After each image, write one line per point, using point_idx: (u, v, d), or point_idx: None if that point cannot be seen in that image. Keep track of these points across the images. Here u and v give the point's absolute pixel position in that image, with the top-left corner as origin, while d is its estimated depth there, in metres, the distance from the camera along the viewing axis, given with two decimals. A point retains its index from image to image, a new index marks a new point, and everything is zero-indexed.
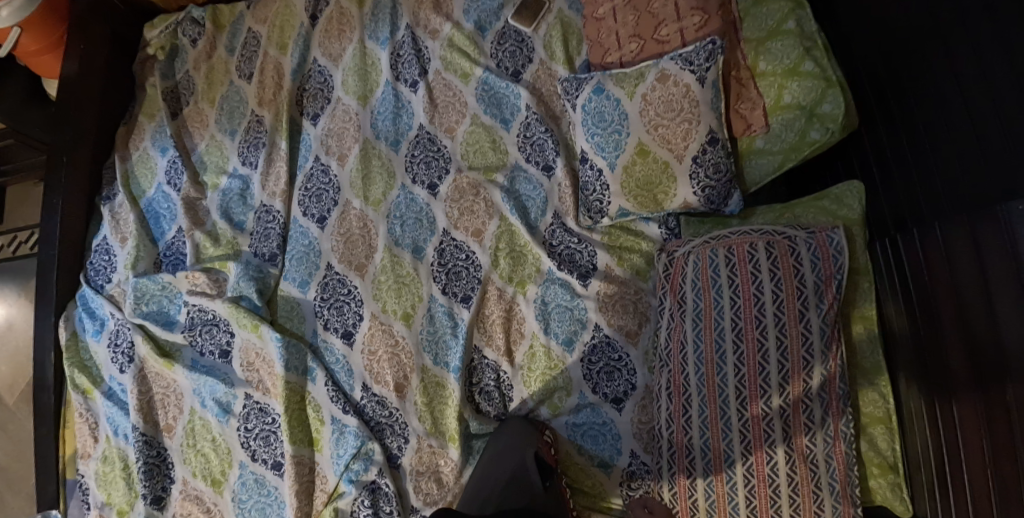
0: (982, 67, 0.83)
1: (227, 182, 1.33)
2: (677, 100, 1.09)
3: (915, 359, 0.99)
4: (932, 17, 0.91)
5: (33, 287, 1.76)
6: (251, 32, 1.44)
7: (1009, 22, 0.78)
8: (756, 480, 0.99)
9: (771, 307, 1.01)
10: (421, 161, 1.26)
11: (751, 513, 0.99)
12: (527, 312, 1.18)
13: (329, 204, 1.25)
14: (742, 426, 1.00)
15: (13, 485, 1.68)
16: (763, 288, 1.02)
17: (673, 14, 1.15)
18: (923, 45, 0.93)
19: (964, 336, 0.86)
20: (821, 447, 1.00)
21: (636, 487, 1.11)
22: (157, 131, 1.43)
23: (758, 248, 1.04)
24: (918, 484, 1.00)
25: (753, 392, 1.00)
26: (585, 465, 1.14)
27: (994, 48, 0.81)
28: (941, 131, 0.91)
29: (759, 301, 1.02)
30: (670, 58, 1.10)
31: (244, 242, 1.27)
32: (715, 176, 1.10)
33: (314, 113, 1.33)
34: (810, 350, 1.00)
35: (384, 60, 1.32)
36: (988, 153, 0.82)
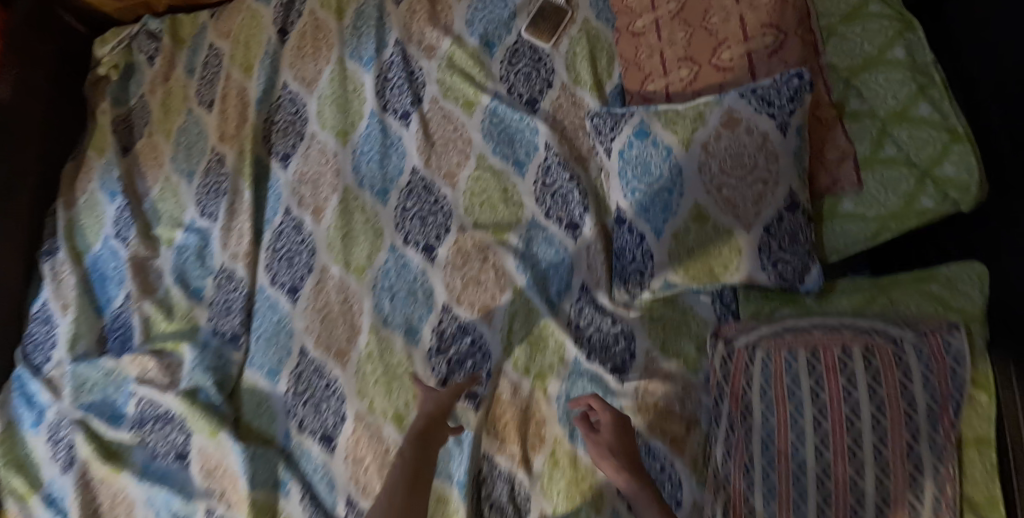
0: None
1: (183, 237, 1.10)
2: (746, 153, 0.84)
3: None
4: None
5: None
6: (213, 48, 1.19)
7: None
8: None
9: (870, 435, 0.76)
10: (416, 218, 1.00)
11: None
12: (549, 413, 0.93)
13: (302, 270, 1.01)
14: None
15: None
16: (859, 409, 0.78)
17: (737, 33, 0.89)
18: None
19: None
20: None
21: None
22: (105, 170, 1.20)
23: (853, 355, 0.81)
24: None
25: None
26: None
27: None
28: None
29: (854, 426, 0.77)
30: (741, 94, 0.84)
31: (202, 315, 1.04)
32: (793, 250, 0.84)
33: (285, 153, 1.08)
34: (921, 494, 0.73)
35: (368, 86, 1.07)
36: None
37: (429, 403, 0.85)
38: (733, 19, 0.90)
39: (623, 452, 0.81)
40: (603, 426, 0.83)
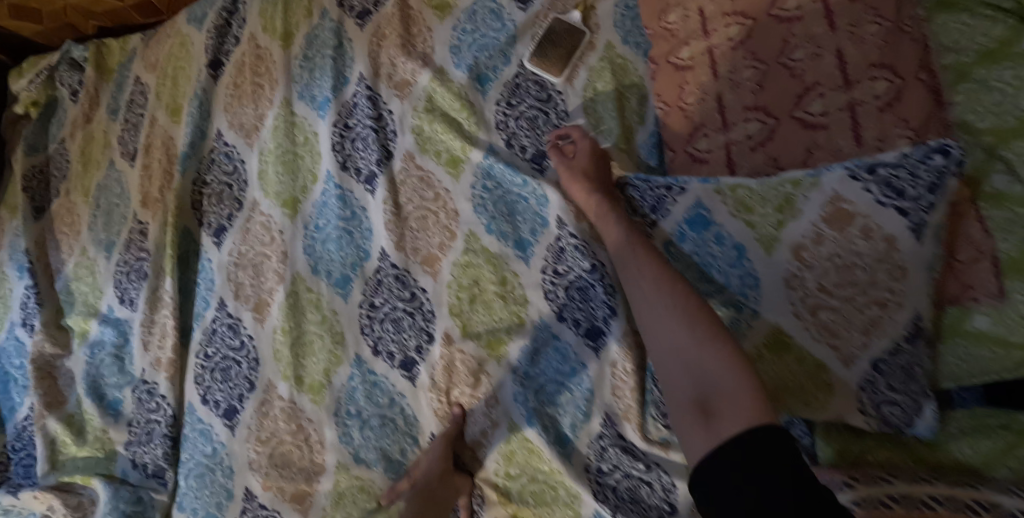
0: None
1: (99, 331, 0.86)
2: (858, 263, 0.57)
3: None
4: None
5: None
6: (138, 84, 0.95)
7: None
8: None
9: None
10: (371, 322, 0.77)
11: None
12: None
13: (241, 387, 0.78)
14: None
15: None
16: None
17: (831, 75, 0.64)
18: None
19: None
20: None
21: None
22: (13, 237, 0.96)
23: None
24: None
25: None
26: None
27: None
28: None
29: None
30: (851, 172, 0.57)
31: (119, 439, 0.81)
32: (906, 390, 0.58)
33: (218, 226, 0.83)
34: None
35: (323, 137, 0.82)
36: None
37: (435, 448, 0.73)
38: (827, 54, 0.64)
39: (579, 180, 0.70)
40: (572, 152, 0.73)
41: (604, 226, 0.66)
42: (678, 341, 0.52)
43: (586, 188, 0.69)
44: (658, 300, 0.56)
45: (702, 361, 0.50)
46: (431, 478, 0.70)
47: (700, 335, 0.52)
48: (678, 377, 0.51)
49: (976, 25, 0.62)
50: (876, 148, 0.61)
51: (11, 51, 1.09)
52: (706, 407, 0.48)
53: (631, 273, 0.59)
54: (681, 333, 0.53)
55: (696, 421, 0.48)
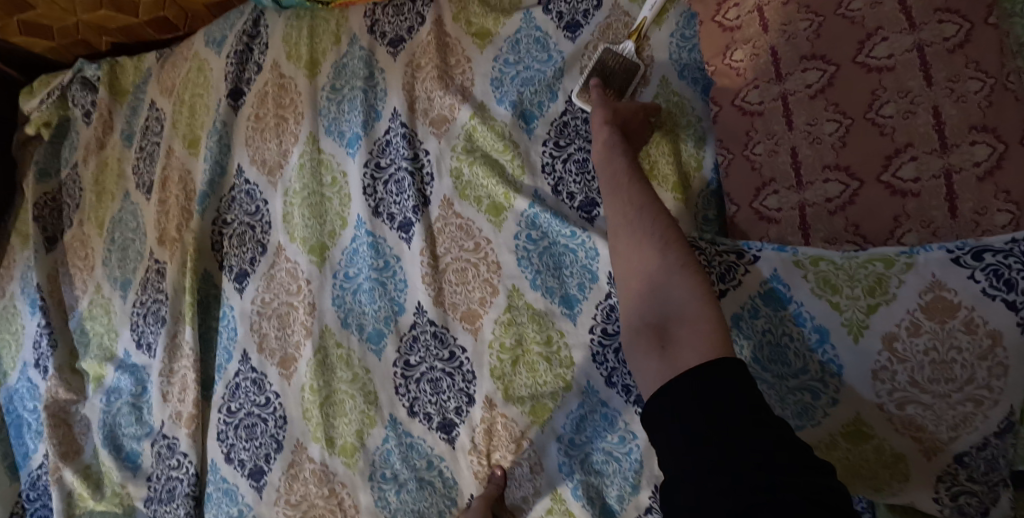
0: None
1: (115, 378, 0.82)
2: (958, 359, 0.51)
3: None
4: None
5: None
6: (154, 109, 0.89)
7: None
8: None
9: None
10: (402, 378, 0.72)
11: None
12: None
13: (268, 446, 0.73)
14: None
15: None
16: None
17: (925, 136, 0.57)
18: None
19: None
20: None
21: None
22: (25, 271, 0.91)
23: None
24: None
25: None
26: None
27: None
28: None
29: None
30: (953, 255, 0.52)
31: (138, 495, 0.77)
32: (987, 482, 0.53)
33: (241, 270, 0.78)
34: None
35: (353, 179, 0.76)
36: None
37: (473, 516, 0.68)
38: (922, 113, 0.57)
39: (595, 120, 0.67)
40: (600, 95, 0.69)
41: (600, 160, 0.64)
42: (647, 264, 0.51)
43: (598, 125, 0.66)
44: (637, 224, 0.54)
45: (667, 285, 0.49)
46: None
47: (671, 261, 0.49)
48: (642, 302, 0.50)
49: None
50: (973, 222, 0.55)
51: (18, 65, 1.03)
52: (664, 333, 0.47)
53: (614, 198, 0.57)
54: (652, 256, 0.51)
55: (655, 350, 0.47)
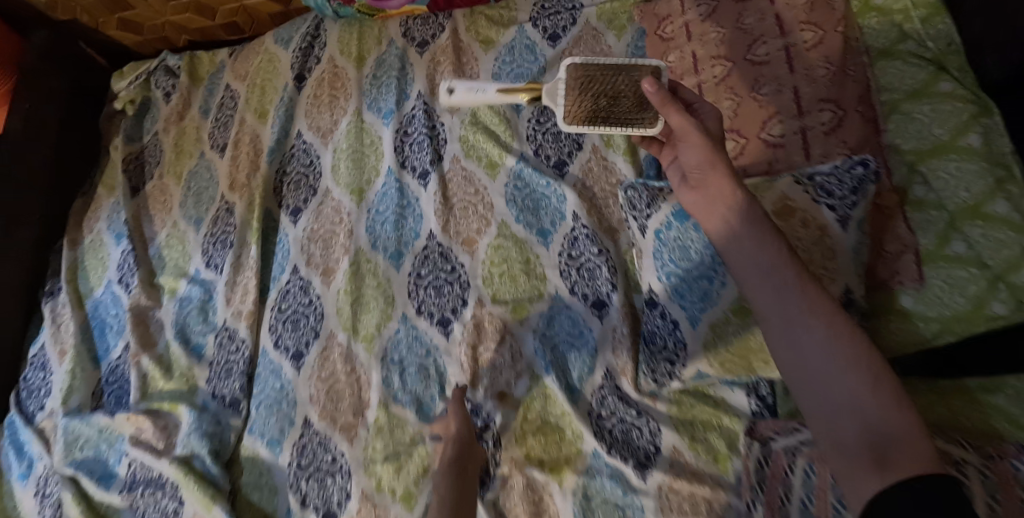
0: None
1: (187, 289, 1.04)
2: (801, 247, 0.74)
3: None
4: None
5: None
6: (229, 90, 1.14)
7: None
8: None
9: None
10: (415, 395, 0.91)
11: None
12: (563, 507, 0.86)
13: (307, 334, 0.95)
14: None
15: None
16: None
17: (790, 107, 0.82)
18: None
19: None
20: None
21: None
22: (113, 211, 1.15)
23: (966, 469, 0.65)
24: None
25: None
26: None
27: None
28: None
29: None
30: (798, 180, 0.76)
31: (202, 375, 0.99)
32: None
33: (295, 207, 1.02)
34: None
35: (386, 141, 1.01)
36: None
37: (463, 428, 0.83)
38: (787, 91, 0.82)
39: (713, 182, 0.70)
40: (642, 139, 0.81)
41: (748, 259, 0.66)
42: (849, 388, 0.58)
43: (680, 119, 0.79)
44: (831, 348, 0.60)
45: (870, 405, 0.57)
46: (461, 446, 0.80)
47: (867, 381, 0.58)
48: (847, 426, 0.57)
49: (905, 72, 0.80)
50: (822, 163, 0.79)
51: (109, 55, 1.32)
52: (882, 458, 0.54)
53: (784, 312, 0.63)
54: (852, 379, 0.58)
55: (871, 465, 0.54)
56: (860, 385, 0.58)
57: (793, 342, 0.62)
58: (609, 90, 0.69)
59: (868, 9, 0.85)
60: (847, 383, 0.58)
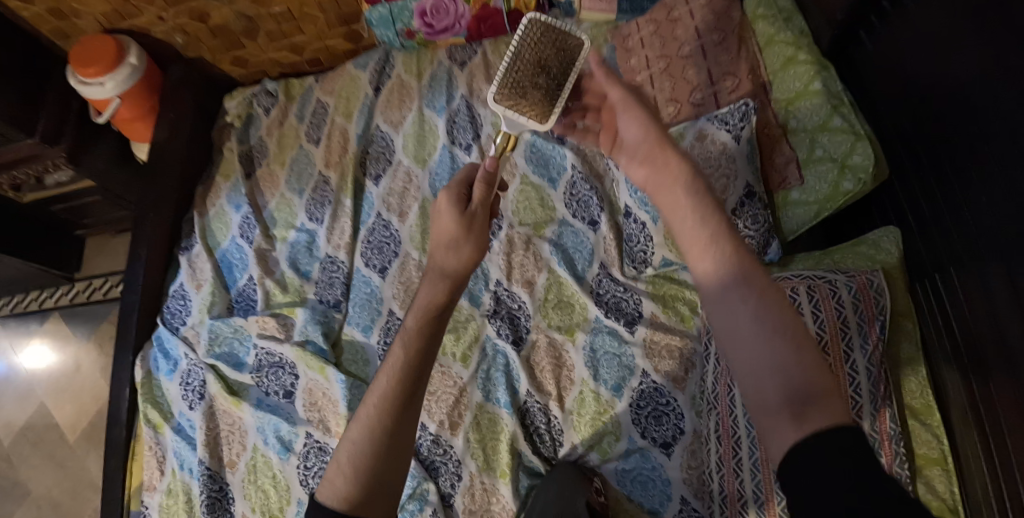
0: (961, 88, 0.91)
1: (296, 235, 1.44)
2: (717, 159, 1.15)
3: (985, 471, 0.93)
4: (943, 60, 0.94)
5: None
6: (320, 102, 1.58)
7: (987, 56, 0.85)
8: None
9: None
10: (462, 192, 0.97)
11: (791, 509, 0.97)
12: (576, 358, 1.22)
13: (390, 256, 1.35)
14: (753, 466, 1.00)
15: (77, 496, 1.84)
16: None
17: (707, 80, 1.26)
18: (931, 92, 0.98)
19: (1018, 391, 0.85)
20: None
21: (644, 395, 1.18)
22: (232, 190, 1.56)
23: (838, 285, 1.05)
24: None
25: None
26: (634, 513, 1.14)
27: (971, 70, 0.89)
28: (1011, 162, 0.83)
29: None
30: (708, 119, 1.18)
31: (310, 290, 1.38)
32: (757, 228, 1.15)
33: (376, 174, 1.45)
34: None
35: (441, 126, 1.44)
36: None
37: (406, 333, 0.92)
38: (703, 71, 1.26)
39: (663, 159, 0.80)
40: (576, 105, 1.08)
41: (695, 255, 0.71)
42: (779, 355, 0.61)
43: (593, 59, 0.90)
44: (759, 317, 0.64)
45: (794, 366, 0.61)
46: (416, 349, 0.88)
47: (797, 343, 0.62)
48: (769, 384, 0.61)
49: (779, 52, 1.24)
50: None
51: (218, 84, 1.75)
52: (799, 411, 0.59)
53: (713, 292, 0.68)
54: (773, 342, 0.62)
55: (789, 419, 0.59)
56: (790, 351, 0.61)
57: (725, 308, 0.66)
58: (529, 74, 0.89)
59: (756, 19, 1.29)
60: (775, 348, 0.62)
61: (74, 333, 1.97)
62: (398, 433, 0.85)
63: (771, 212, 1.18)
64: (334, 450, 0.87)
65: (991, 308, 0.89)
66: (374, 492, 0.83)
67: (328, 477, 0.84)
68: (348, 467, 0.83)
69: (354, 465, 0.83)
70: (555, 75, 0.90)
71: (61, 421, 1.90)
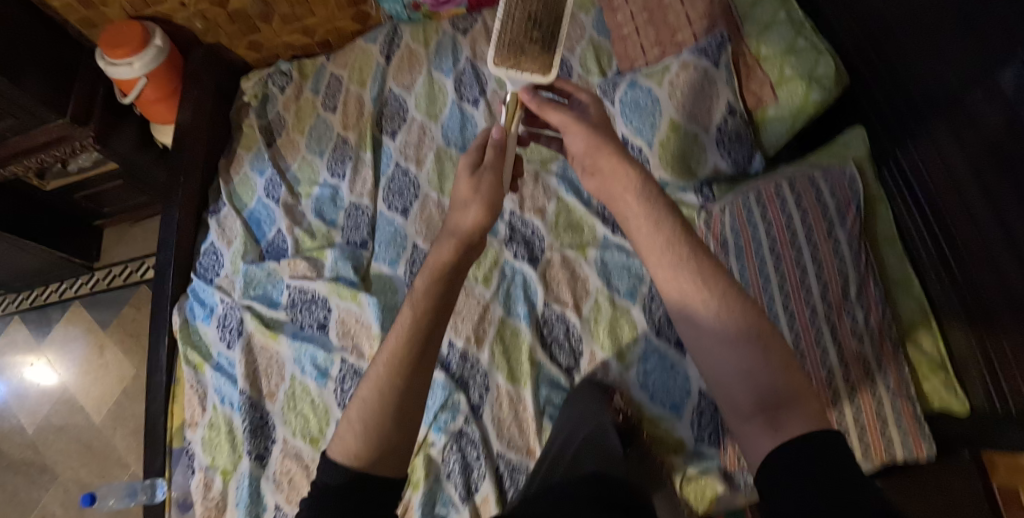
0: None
1: (319, 190, 1.56)
2: (701, 83, 1.31)
3: (965, 323, 1.06)
4: None
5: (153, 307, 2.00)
6: (334, 75, 1.71)
7: None
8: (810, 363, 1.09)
9: (767, 244, 1.18)
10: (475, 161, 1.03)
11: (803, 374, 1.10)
12: (589, 271, 1.35)
13: (411, 198, 1.47)
14: None
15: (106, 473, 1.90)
16: (759, 232, 1.20)
17: (685, 23, 1.39)
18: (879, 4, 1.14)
19: (986, 245, 0.98)
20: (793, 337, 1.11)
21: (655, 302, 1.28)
22: (255, 157, 1.67)
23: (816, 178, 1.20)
24: (969, 371, 1.07)
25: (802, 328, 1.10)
26: (656, 415, 1.23)
27: None
28: (948, 43, 0.99)
29: (757, 242, 1.19)
30: (689, 51, 1.33)
31: (336, 234, 1.49)
32: (740, 142, 1.31)
33: (392, 130, 1.58)
34: (805, 270, 1.14)
35: (449, 85, 1.57)
36: (985, 34, 0.92)
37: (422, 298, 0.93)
38: (680, 17, 1.40)
39: (610, 166, 0.89)
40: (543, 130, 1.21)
41: (654, 264, 0.79)
42: (744, 362, 0.71)
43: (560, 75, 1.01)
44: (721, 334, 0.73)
45: (759, 374, 0.70)
46: (428, 320, 0.91)
47: (761, 351, 0.71)
48: (740, 391, 0.71)
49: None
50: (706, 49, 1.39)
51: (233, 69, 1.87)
52: (772, 419, 0.69)
53: (672, 298, 0.77)
54: (741, 351, 0.72)
55: (762, 425, 0.69)
56: (757, 357, 0.71)
57: (687, 320, 0.76)
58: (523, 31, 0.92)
59: None
60: (739, 355, 0.71)
61: (96, 319, 2.04)
62: (405, 400, 0.88)
63: (752, 129, 1.32)
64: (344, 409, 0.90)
65: (949, 171, 1.03)
66: (382, 453, 0.86)
67: (339, 435, 0.88)
68: (360, 428, 0.87)
69: (363, 426, 0.86)
70: (547, 27, 0.93)
71: (86, 403, 1.97)
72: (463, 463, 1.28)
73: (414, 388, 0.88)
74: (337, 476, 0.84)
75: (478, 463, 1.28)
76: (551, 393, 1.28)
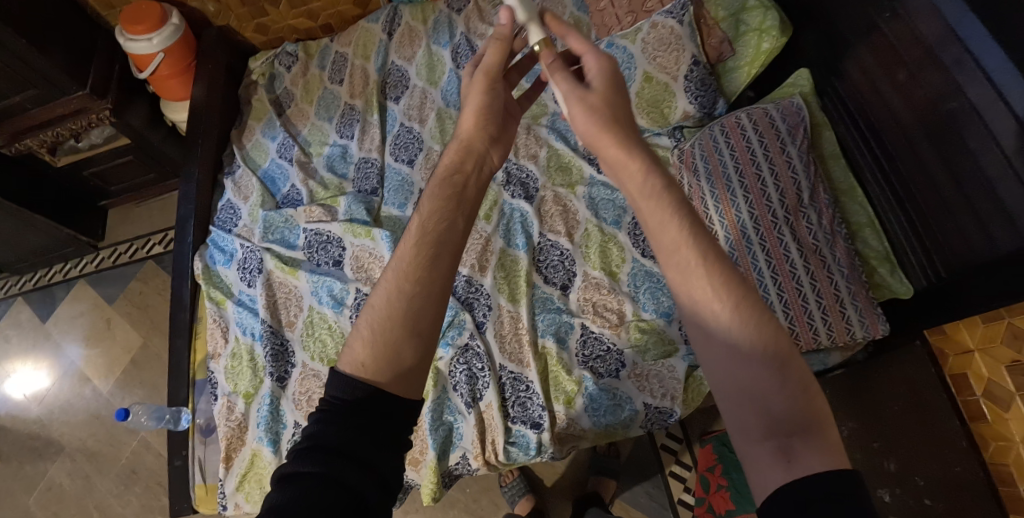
0: None
1: (330, 149, 1.74)
2: (671, 39, 1.51)
3: (900, 214, 1.25)
4: None
5: (160, 280, 2.10)
6: (338, 53, 1.85)
7: None
8: (775, 260, 1.29)
9: (731, 163, 1.37)
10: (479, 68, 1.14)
11: (770, 269, 1.29)
12: (579, 204, 1.51)
13: (415, 151, 1.64)
14: (729, 248, 1.33)
15: (114, 440, 1.96)
16: (724, 155, 1.38)
17: None
18: None
19: (915, 152, 1.17)
20: (756, 240, 1.31)
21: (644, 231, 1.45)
22: (266, 124, 1.81)
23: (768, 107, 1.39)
24: (906, 256, 1.26)
25: (767, 233, 1.30)
26: (656, 324, 1.38)
27: None
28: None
29: (723, 164, 1.37)
30: (659, 14, 1.53)
31: (348, 185, 1.67)
32: (705, 91, 1.51)
33: (396, 96, 1.76)
34: (764, 183, 1.33)
35: (446, 56, 1.74)
36: None
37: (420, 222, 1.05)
38: None
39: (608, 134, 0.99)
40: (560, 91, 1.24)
41: None
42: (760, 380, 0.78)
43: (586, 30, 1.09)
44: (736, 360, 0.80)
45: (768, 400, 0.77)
46: (438, 231, 1.02)
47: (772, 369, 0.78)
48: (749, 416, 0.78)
49: None
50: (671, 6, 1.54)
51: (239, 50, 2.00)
52: (787, 452, 0.75)
53: (691, 304, 0.84)
54: (756, 370, 0.78)
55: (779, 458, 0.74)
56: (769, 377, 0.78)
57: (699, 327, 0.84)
58: None
59: None
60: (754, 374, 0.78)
61: (102, 295, 2.11)
62: (416, 307, 0.97)
63: (715, 79, 1.54)
64: (357, 321, 1.01)
65: (876, 89, 1.24)
66: (388, 363, 0.94)
67: (350, 346, 0.98)
68: (368, 337, 0.96)
69: (371, 332, 0.96)
70: None
71: (93, 373, 2.03)
72: (469, 374, 1.40)
73: (427, 296, 0.98)
74: (356, 389, 0.92)
75: (483, 372, 1.39)
76: (544, 308, 1.43)
